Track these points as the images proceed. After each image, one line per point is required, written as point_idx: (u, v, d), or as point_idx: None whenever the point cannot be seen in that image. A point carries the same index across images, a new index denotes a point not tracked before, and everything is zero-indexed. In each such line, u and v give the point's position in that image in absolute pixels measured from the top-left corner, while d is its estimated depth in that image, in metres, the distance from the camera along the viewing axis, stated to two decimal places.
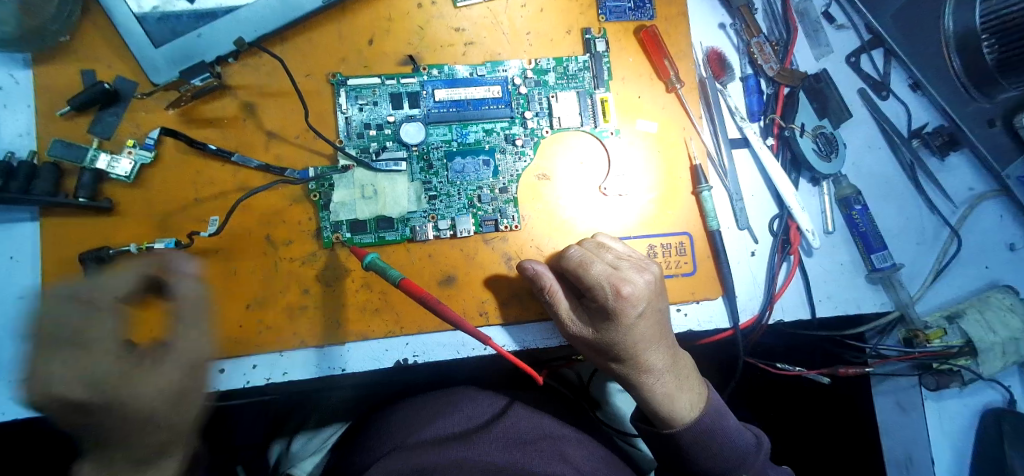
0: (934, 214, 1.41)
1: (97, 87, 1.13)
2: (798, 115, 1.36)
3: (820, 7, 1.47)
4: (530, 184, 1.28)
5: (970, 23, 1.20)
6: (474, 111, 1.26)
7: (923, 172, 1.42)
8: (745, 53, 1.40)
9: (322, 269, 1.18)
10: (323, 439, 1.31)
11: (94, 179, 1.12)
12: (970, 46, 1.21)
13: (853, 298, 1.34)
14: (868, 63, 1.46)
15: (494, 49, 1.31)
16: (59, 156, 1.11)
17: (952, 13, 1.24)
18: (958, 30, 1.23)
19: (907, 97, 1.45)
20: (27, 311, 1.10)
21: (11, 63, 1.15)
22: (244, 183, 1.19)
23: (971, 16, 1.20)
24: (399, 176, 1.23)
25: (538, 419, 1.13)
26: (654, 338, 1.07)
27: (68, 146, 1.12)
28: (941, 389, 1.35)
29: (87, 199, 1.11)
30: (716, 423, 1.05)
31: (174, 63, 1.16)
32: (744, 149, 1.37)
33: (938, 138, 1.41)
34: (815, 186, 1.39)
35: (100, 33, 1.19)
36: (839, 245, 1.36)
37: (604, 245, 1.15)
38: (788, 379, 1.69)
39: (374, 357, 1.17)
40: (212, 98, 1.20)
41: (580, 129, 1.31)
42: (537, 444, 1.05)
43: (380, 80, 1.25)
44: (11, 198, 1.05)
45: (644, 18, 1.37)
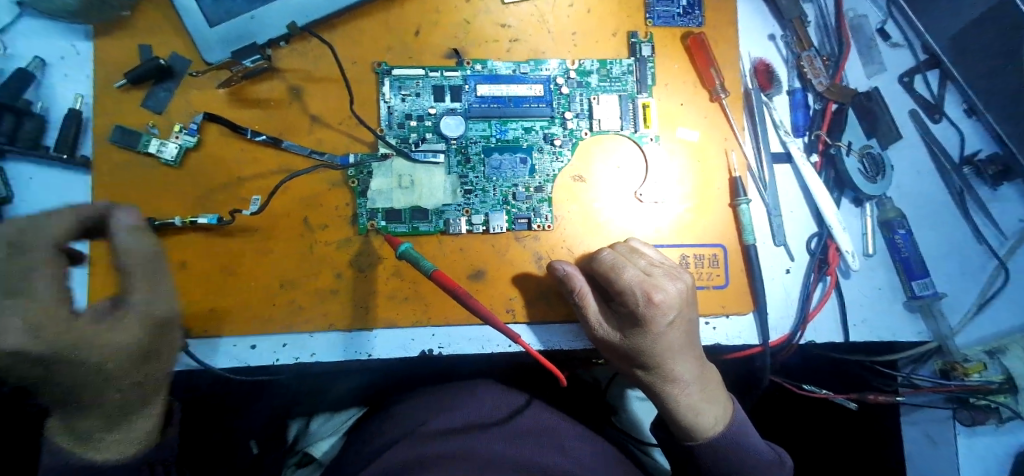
0: (981, 245, 1.36)
1: (153, 63, 1.16)
2: (843, 134, 1.33)
3: (876, 24, 1.43)
4: (566, 185, 1.27)
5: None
6: (515, 108, 1.26)
7: (973, 200, 1.37)
8: (794, 66, 1.37)
9: (355, 255, 1.19)
10: (338, 424, 1.35)
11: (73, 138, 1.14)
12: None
13: (889, 325, 1.30)
14: (920, 84, 1.42)
15: (538, 47, 1.30)
16: (118, 143, 1.16)
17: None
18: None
19: (961, 122, 1.40)
20: None
21: (74, 35, 1.19)
22: (284, 164, 1.21)
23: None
24: (436, 168, 1.24)
25: (541, 413, 1.13)
26: (682, 348, 1.06)
27: (125, 130, 1.17)
28: (976, 426, 1.29)
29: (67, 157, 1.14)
30: (740, 440, 1.04)
31: (227, 44, 1.18)
32: (786, 164, 1.34)
33: (991, 166, 1.35)
34: (857, 207, 1.35)
35: (160, 11, 1.22)
36: (878, 268, 1.32)
37: (637, 251, 1.14)
38: (813, 401, 1.64)
39: (400, 345, 1.18)
40: (260, 79, 1.23)
41: (619, 133, 1.30)
42: (539, 438, 1.06)
43: (424, 71, 1.25)
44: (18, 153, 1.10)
45: (691, 25, 1.36)
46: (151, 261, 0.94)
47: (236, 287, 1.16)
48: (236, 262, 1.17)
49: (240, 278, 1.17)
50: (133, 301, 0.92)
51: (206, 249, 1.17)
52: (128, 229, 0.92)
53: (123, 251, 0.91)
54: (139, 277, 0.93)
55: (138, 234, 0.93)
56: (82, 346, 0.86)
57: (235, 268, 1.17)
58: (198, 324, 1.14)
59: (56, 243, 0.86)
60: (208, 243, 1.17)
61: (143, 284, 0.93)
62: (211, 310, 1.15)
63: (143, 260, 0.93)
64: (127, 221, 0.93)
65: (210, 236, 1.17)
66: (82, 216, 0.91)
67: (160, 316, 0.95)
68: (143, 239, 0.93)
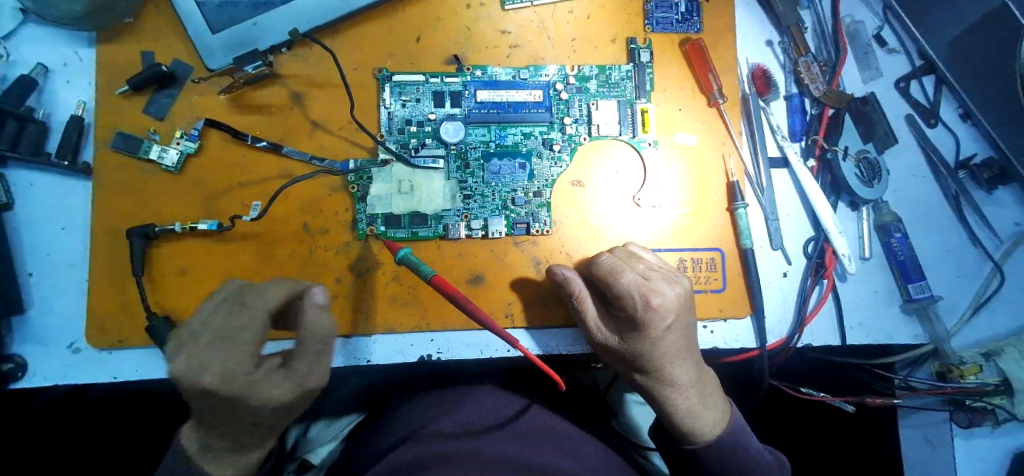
0: (977, 248, 1.37)
1: (155, 69, 1.16)
2: (841, 139, 1.34)
3: (873, 29, 1.44)
4: (564, 190, 1.28)
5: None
6: (514, 113, 1.27)
7: (968, 204, 1.39)
8: (791, 71, 1.38)
9: (354, 260, 1.20)
10: (338, 430, 1.33)
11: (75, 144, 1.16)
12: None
13: (884, 328, 1.31)
14: (917, 89, 1.43)
15: (538, 53, 1.31)
16: (120, 149, 1.17)
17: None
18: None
19: (957, 127, 1.41)
20: (74, 280, 1.16)
21: (77, 42, 1.21)
22: (285, 169, 1.22)
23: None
24: (435, 173, 1.24)
25: (541, 415, 1.15)
26: (680, 352, 1.07)
27: (126, 136, 1.18)
28: (972, 427, 1.31)
29: (69, 163, 1.15)
30: (737, 443, 1.05)
31: (229, 50, 1.19)
32: (783, 169, 1.35)
33: (986, 171, 1.36)
34: (853, 211, 1.36)
35: (162, 17, 1.23)
36: (874, 272, 1.33)
37: (635, 255, 1.15)
38: (810, 404, 1.65)
39: (399, 350, 1.19)
40: (262, 85, 1.23)
41: (618, 138, 1.31)
42: (544, 438, 1.08)
43: (424, 77, 1.26)
44: (20, 159, 1.11)
45: (690, 31, 1.37)
46: (324, 341, 0.97)
47: None
48: (235, 268, 1.18)
49: None
50: (297, 369, 0.96)
51: (206, 255, 1.18)
52: (312, 308, 0.96)
53: (305, 328, 0.95)
54: (305, 350, 0.96)
55: (322, 315, 0.96)
56: (250, 400, 0.90)
57: (235, 274, 1.18)
58: None
59: (265, 315, 0.93)
60: (209, 249, 1.18)
61: (314, 356, 0.98)
62: None
63: (319, 338, 0.97)
64: (318, 300, 0.97)
65: (210, 242, 1.18)
66: (291, 290, 0.97)
67: (310, 388, 0.98)
68: (322, 319, 0.96)
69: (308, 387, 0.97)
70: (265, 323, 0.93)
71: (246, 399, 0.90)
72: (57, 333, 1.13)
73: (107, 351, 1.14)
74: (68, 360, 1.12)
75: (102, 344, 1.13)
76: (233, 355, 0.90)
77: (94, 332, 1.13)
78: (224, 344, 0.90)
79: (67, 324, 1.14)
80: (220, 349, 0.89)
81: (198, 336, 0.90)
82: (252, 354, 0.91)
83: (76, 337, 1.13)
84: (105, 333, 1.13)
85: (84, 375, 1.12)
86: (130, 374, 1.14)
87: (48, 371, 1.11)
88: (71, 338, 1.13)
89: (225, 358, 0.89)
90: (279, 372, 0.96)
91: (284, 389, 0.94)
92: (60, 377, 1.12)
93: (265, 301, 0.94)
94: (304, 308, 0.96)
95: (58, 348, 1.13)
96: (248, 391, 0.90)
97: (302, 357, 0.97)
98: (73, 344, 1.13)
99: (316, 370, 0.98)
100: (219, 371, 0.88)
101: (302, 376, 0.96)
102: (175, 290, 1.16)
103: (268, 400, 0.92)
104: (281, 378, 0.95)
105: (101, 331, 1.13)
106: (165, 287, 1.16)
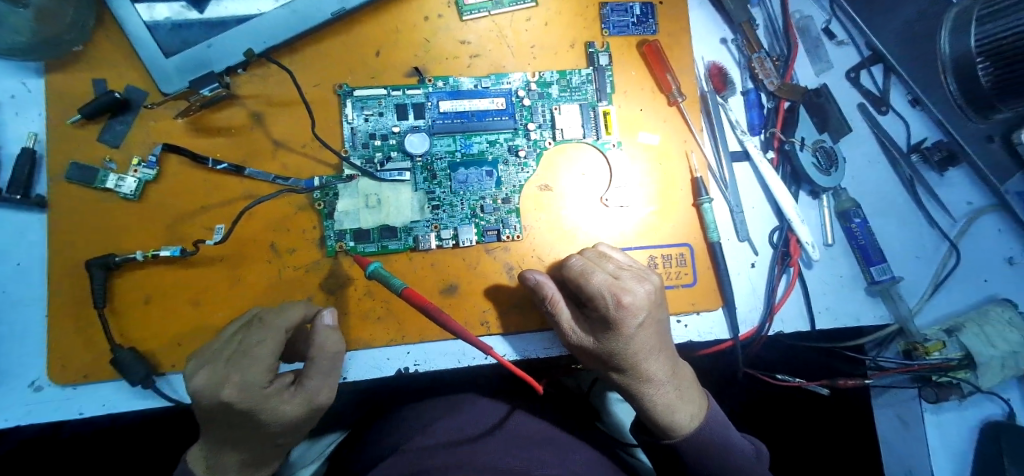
0: (933, 228, 1.42)
1: (107, 96, 1.14)
2: (797, 130, 1.38)
3: (821, 23, 1.49)
4: (533, 195, 1.29)
5: (965, 48, 1.11)
6: (478, 122, 1.28)
7: (922, 187, 1.44)
8: (746, 67, 1.42)
9: (325, 278, 1.19)
10: (321, 449, 1.27)
11: (27, 177, 1.13)
12: (970, 73, 1.12)
13: (851, 311, 1.35)
14: (867, 79, 1.48)
15: (499, 61, 1.33)
16: (75, 180, 1.14)
17: (948, 37, 1.15)
18: (954, 55, 1.14)
19: (907, 113, 1.47)
20: (33, 317, 1.12)
21: (24, 72, 1.18)
22: (249, 190, 1.21)
23: (967, 41, 1.11)
24: (402, 186, 1.24)
25: (528, 423, 1.14)
26: (654, 349, 1.08)
27: (81, 166, 1.15)
28: (941, 402, 1.35)
29: (21, 197, 1.12)
30: (715, 435, 1.06)
31: (183, 74, 1.17)
32: (744, 162, 1.39)
33: (937, 153, 1.42)
34: (814, 199, 1.40)
35: (112, 43, 1.21)
36: (838, 258, 1.37)
37: (605, 255, 1.17)
38: (789, 390, 1.68)
39: (376, 365, 1.18)
40: (220, 107, 1.22)
41: (582, 141, 1.33)
42: (535, 444, 1.07)
43: (385, 91, 1.27)
44: None
45: (646, 33, 1.40)
46: (335, 358, 1.00)
47: (203, 318, 1.15)
48: (203, 293, 1.16)
49: (208, 308, 1.15)
50: (308, 386, 0.98)
51: (171, 281, 1.16)
52: (322, 328, 1.00)
53: (316, 347, 0.98)
54: (316, 367, 0.99)
55: (331, 335, 1.00)
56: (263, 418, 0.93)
57: (202, 299, 1.16)
58: (169, 358, 1.13)
59: (281, 334, 0.96)
60: (175, 275, 1.16)
61: (323, 376, 1.00)
62: (177, 344, 1.14)
63: (328, 357, 0.99)
64: (328, 322, 1.02)
65: (175, 268, 1.16)
66: (304, 311, 1.01)
67: (319, 405, 1.00)
68: (331, 339, 1.00)
69: (319, 404, 1.00)
70: (282, 340, 0.96)
71: (259, 412, 0.92)
72: (16, 373, 1.10)
73: (72, 387, 1.11)
74: (30, 399, 1.09)
75: (66, 379, 1.10)
76: (250, 369, 0.91)
77: (57, 367, 1.10)
78: (241, 359, 0.92)
79: (27, 363, 1.10)
80: (238, 363, 0.91)
81: (218, 354, 0.93)
82: (268, 369, 0.93)
83: (38, 375, 1.10)
84: (69, 368, 1.10)
85: (47, 413, 1.09)
86: (96, 409, 1.11)
87: (10, 411, 1.08)
88: (31, 376, 1.10)
89: (243, 372, 0.91)
90: (291, 389, 0.97)
91: (296, 405, 0.96)
92: (22, 416, 1.08)
93: (283, 320, 0.97)
94: (316, 329, 1.00)
95: (19, 387, 1.09)
96: (262, 404, 0.92)
97: (314, 375, 0.99)
98: (35, 382, 1.10)
99: (328, 388, 1.01)
100: (237, 384, 0.90)
101: (314, 393, 0.99)
102: (141, 319, 1.14)
103: (279, 416, 0.94)
104: (293, 394, 0.97)
105: (65, 366, 1.10)
106: (130, 317, 1.14)
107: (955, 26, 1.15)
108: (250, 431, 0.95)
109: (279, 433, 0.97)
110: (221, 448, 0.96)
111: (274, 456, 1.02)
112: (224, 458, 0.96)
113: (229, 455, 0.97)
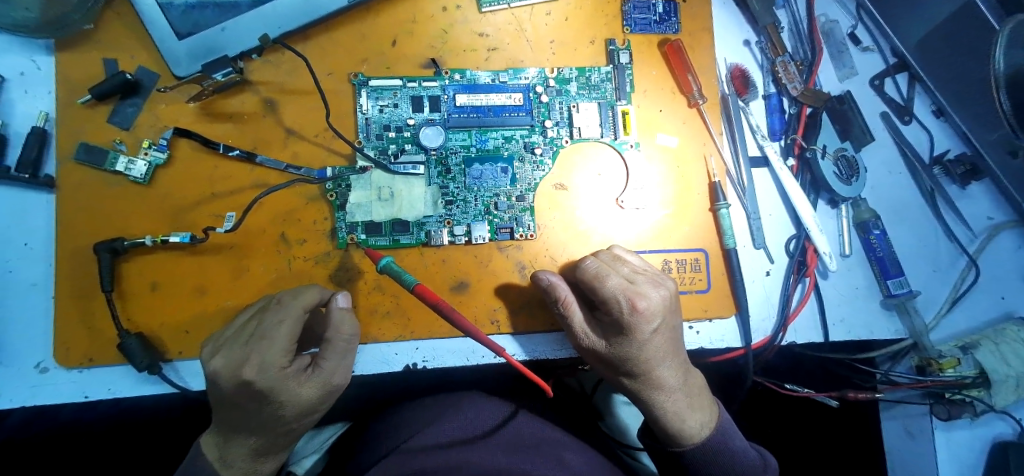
0: (952, 243, 1.40)
1: (119, 77, 1.13)
2: (819, 137, 1.35)
3: (847, 28, 1.46)
4: (548, 193, 1.27)
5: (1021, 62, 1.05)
6: (495, 117, 1.25)
7: (943, 199, 1.42)
8: (770, 71, 1.39)
9: (335, 269, 1.17)
10: (323, 440, 1.24)
11: (37, 157, 1.11)
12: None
13: (866, 323, 1.33)
14: (891, 87, 1.45)
15: (516, 56, 1.30)
16: (83, 160, 1.12)
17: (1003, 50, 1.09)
18: (1008, 69, 1.08)
19: (930, 123, 1.44)
20: (38, 298, 1.11)
21: (34, 50, 1.16)
22: (260, 179, 1.18)
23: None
24: (416, 179, 1.22)
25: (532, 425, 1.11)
26: (667, 356, 1.06)
27: (90, 148, 1.13)
28: (952, 419, 1.33)
29: (29, 176, 1.10)
30: (724, 445, 1.04)
31: (197, 58, 1.15)
32: (764, 168, 1.36)
33: (960, 166, 1.39)
34: (833, 208, 1.38)
35: (123, 24, 1.19)
36: (855, 269, 1.35)
37: (620, 258, 1.14)
38: (794, 400, 1.67)
39: (383, 360, 1.17)
40: (232, 92, 1.20)
41: (599, 140, 1.30)
42: (538, 449, 1.04)
43: (401, 82, 1.24)
44: None
45: (668, 31, 1.37)
46: (350, 340, 0.98)
47: (210, 306, 1.13)
48: (209, 280, 1.14)
49: (213, 297, 1.14)
50: (324, 368, 0.96)
51: (180, 268, 1.14)
52: (337, 310, 0.98)
53: (332, 329, 0.97)
54: (331, 349, 0.97)
55: (346, 318, 0.98)
56: (278, 407, 0.91)
57: (208, 288, 1.14)
58: (174, 345, 1.11)
59: (298, 315, 0.93)
60: (184, 262, 1.14)
61: (337, 357, 0.98)
62: (185, 332, 1.12)
63: (344, 339, 0.98)
64: (342, 304, 1.00)
65: (184, 255, 1.14)
66: (319, 295, 0.99)
67: (336, 386, 0.98)
68: (346, 320, 0.98)
69: (336, 384, 0.98)
70: (299, 322, 0.94)
71: (276, 395, 0.90)
72: (20, 354, 1.08)
73: (78, 370, 1.09)
74: (35, 380, 1.08)
75: (70, 362, 1.08)
76: (269, 350, 0.89)
77: (63, 350, 1.08)
78: (259, 341, 0.90)
79: (32, 344, 1.09)
80: (257, 345, 0.89)
81: (236, 338, 0.92)
82: (287, 351, 0.91)
83: (44, 357, 1.09)
84: (75, 351, 1.09)
85: (51, 395, 1.08)
86: (101, 393, 1.09)
87: (13, 393, 1.07)
88: (37, 357, 1.09)
89: (262, 353, 0.89)
90: (307, 371, 0.95)
91: (312, 386, 0.94)
92: (26, 397, 1.07)
93: (300, 302, 0.96)
94: (329, 313, 0.98)
95: (23, 369, 1.08)
96: (280, 388, 0.90)
97: (329, 355, 0.97)
98: (40, 364, 1.08)
99: (346, 368, 0.99)
100: (255, 365, 0.88)
101: (330, 373, 0.97)
102: (148, 305, 1.12)
103: (296, 398, 0.91)
104: (309, 376, 0.94)
105: (70, 348, 1.09)
106: (139, 302, 1.12)
107: (1012, 37, 1.08)
108: (262, 422, 0.93)
109: (292, 417, 0.94)
110: (231, 438, 0.95)
111: (285, 444, 1.00)
112: (236, 445, 0.95)
113: (242, 442, 0.95)
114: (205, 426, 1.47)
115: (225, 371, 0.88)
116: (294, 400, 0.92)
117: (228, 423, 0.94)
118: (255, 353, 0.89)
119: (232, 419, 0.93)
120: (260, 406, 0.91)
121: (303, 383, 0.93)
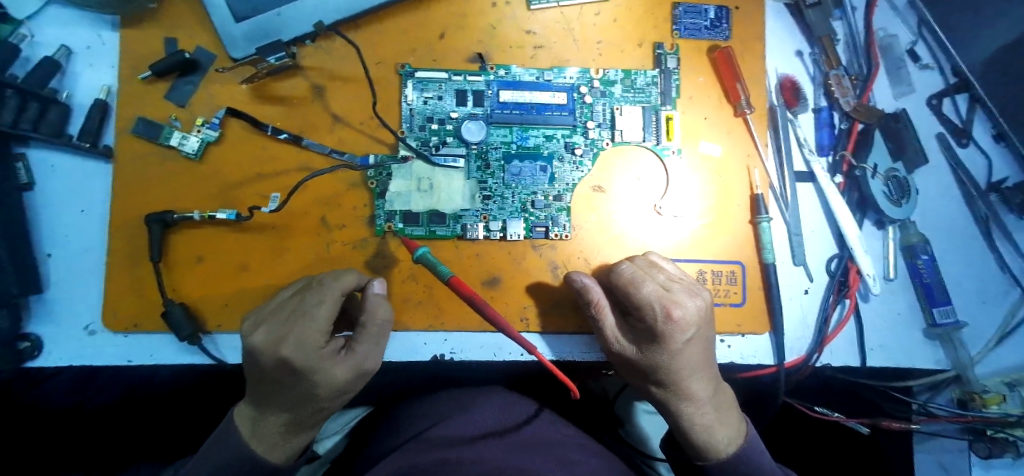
0: (1005, 274, 1.34)
1: (178, 56, 1.17)
2: (871, 155, 1.30)
3: (907, 44, 1.41)
4: (586, 195, 1.26)
5: None
6: (537, 115, 1.25)
7: (998, 228, 1.35)
8: (822, 84, 1.35)
9: (371, 256, 1.19)
10: (344, 422, 1.27)
11: (98, 128, 1.16)
12: None
13: (907, 350, 1.28)
14: (949, 107, 1.39)
15: (562, 55, 1.30)
16: (141, 134, 1.17)
17: None
18: None
19: (990, 148, 1.38)
20: (90, 263, 1.15)
21: (100, 25, 1.21)
22: (305, 162, 1.21)
23: None
24: (455, 172, 1.23)
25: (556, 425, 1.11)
26: (699, 367, 1.04)
27: (148, 122, 1.18)
28: (992, 459, 1.26)
29: (89, 146, 1.15)
30: (752, 463, 1.01)
31: (253, 41, 1.18)
32: (809, 183, 1.32)
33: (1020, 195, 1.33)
34: (879, 230, 1.33)
35: (185, 5, 1.23)
36: (898, 294, 1.30)
37: (656, 265, 1.13)
38: (822, 423, 1.62)
39: (412, 349, 1.18)
40: (284, 76, 1.23)
41: (640, 145, 1.29)
42: (537, 449, 1.01)
43: (447, 75, 1.25)
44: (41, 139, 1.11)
45: (718, 38, 1.34)
46: (383, 326, 1.01)
47: (251, 283, 1.16)
48: (251, 258, 1.17)
49: (254, 274, 1.17)
50: (358, 351, 0.98)
51: (224, 244, 1.17)
52: (372, 296, 1.02)
53: (367, 314, 1.00)
54: (366, 333, 1.00)
55: (381, 304, 1.02)
56: (313, 385, 0.92)
57: (250, 265, 1.17)
58: (214, 318, 1.15)
59: (338, 297, 0.97)
60: (228, 238, 1.17)
61: (371, 341, 1.00)
62: (225, 305, 1.15)
63: (378, 324, 1.01)
64: (378, 290, 1.04)
65: (228, 231, 1.17)
66: (357, 280, 1.03)
67: (368, 370, 0.99)
68: (381, 306, 1.02)
69: (368, 368, 0.99)
70: (338, 304, 0.97)
71: (311, 373, 0.91)
72: (71, 315, 1.13)
73: (124, 334, 1.14)
74: (83, 341, 1.12)
75: (116, 327, 1.13)
76: (309, 328, 0.92)
77: (111, 314, 1.13)
78: (301, 318, 0.92)
79: (83, 307, 1.14)
80: (298, 322, 0.92)
81: (278, 313, 0.94)
82: (325, 331, 0.94)
83: (93, 319, 1.13)
84: (121, 316, 1.13)
85: (97, 356, 1.12)
86: (143, 359, 1.14)
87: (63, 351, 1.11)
88: (86, 320, 1.13)
89: (302, 330, 0.91)
90: (341, 353, 0.97)
91: (346, 368, 0.95)
92: (74, 357, 1.12)
93: (340, 284, 0.99)
94: (365, 298, 1.02)
95: (73, 329, 1.13)
96: (315, 366, 0.91)
97: (363, 339, 0.99)
98: (90, 326, 1.13)
99: (378, 353, 1.01)
100: (295, 341, 0.90)
101: (364, 357, 0.98)
102: (192, 277, 1.16)
103: (330, 378, 0.93)
104: (343, 358, 0.96)
105: (118, 313, 1.13)
106: (183, 273, 1.16)
107: None
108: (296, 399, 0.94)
109: (324, 397, 0.95)
110: (264, 411, 0.96)
111: (312, 424, 1.01)
112: (268, 419, 0.96)
113: (274, 417, 0.96)
114: (233, 398, 1.51)
115: (266, 344, 0.90)
116: (328, 379, 0.93)
117: (263, 396, 0.95)
118: (297, 329, 0.91)
119: (267, 392, 0.94)
120: (295, 382, 0.92)
121: (338, 363, 0.95)
